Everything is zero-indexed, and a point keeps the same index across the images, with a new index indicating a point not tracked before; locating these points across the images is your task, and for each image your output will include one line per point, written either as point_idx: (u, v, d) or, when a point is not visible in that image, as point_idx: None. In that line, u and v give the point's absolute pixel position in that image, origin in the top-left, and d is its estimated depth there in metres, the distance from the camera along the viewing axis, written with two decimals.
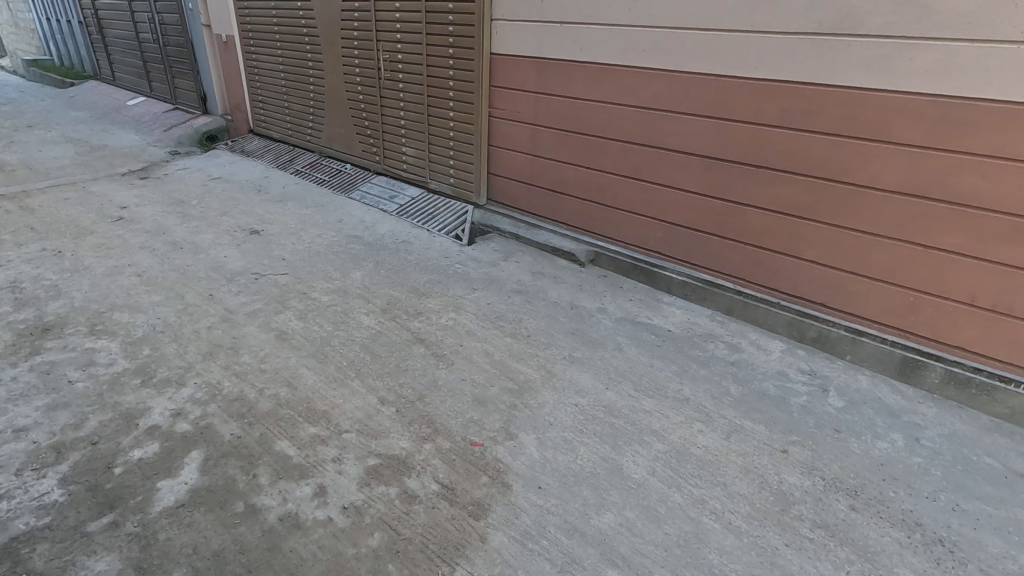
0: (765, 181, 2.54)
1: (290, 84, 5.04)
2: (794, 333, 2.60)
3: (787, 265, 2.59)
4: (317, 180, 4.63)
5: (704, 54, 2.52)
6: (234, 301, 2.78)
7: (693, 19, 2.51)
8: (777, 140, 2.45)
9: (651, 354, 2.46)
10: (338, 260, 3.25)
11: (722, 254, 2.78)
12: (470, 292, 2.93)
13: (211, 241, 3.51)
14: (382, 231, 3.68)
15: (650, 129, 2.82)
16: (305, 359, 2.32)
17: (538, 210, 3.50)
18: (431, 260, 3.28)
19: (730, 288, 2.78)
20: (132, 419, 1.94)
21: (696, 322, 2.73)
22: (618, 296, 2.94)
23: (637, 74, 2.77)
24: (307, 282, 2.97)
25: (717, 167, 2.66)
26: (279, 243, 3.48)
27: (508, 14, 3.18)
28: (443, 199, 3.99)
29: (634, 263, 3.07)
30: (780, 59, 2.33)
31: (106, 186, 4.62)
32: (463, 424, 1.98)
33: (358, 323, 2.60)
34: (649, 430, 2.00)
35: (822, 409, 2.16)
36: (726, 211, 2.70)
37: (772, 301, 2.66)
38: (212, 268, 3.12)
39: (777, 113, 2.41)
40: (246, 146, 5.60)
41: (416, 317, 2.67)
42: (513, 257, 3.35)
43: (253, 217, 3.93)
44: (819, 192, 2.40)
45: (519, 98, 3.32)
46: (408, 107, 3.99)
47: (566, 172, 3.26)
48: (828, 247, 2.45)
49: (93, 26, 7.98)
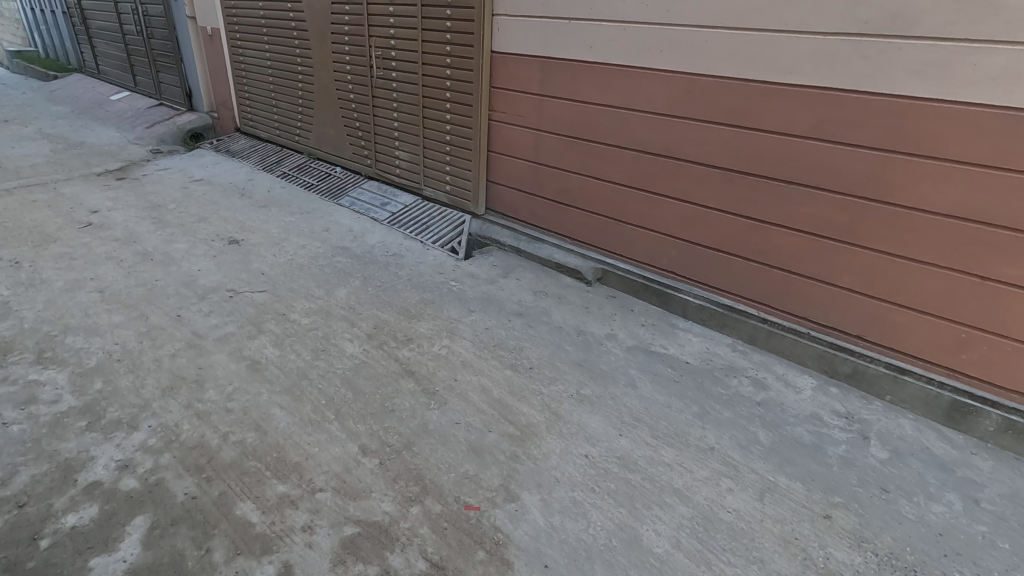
0: (796, 198, 2.26)
1: (278, 81, 4.75)
2: (826, 368, 2.33)
3: (818, 292, 2.32)
4: (304, 183, 4.35)
5: (730, 55, 2.24)
6: (203, 323, 2.50)
7: (717, 16, 2.23)
8: (810, 153, 2.17)
9: (668, 393, 2.20)
10: (322, 275, 2.98)
11: (746, 276, 2.51)
12: (466, 314, 2.66)
13: (184, 252, 3.22)
14: (372, 241, 3.40)
15: (666, 138, 2.54)
16: (277, 397, 2.04)
17: (541, 222, 3.23)
18: (424, 277, 3.00)
19: (754, 314, 2.51)
20: (70, 473, 1.67)
21: (716, 352, 2.47)
22: (629, 321, 2.68)
23: (652, 77, 2.49)
24: (286, 301, 2.70)
25: (741, 181, 2.39)
26: (259, 254, 3.20)
27: (511, 8, 2.90)
28: (438, 208, 3.72)
29: (646, 282, 2.81)
30: (817, 62, 2.06)
31: (78, 187, 4.32)
32: (456, 481, 1.72)
33: (339, 352, 2.33)
34: (671, 488, 1.75)
35: (864, 463, 1.91)
36: (751, 231, 2.43)
37: (800, 331, 2.40)
38: (183, 283, 2.84)
39: (812, 123, 2.13)
40: (232, 146, 5.31)
41: (406, 345, 2.40)
42: (514, 273, 3.08)
43: (233, 224, 3.65)
44: (858, 212, 2.13)
45: (522, 100, 3.05)
46: (401, 107, 3.71)
47: (572, 182, 2.99)
48: (867, 274, 2.18)
49: (78, 19, 7.67)
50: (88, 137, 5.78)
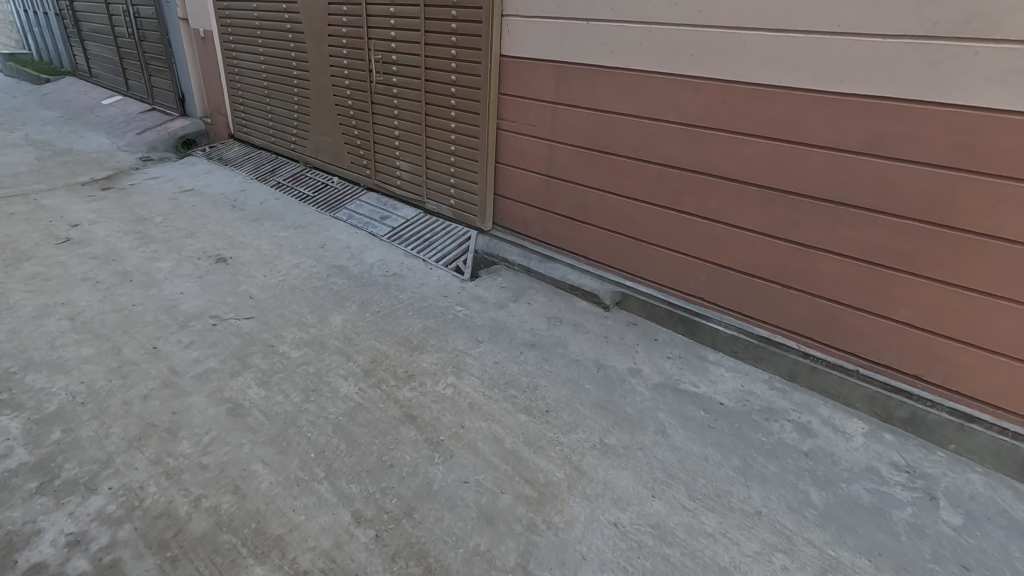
0: (847, 221, 2.01)
1: (273, 87, 4.52)
2: (878, 411, 2.08)
3: (869, 325, 2.07)
4: (299, 194, 4.11)
5: (771, 61, 2.00)
6: (182, 357, 2.25)
7: (757, 17, 1.99)
8: (865, 170, 1.92)
9: (703, 442, 1.94)
10: (316, 299, 2.73)
11: (785, 306, 2.26)
12: (474, 346, 2.40)
13: (168, 272, 2.98)
14: (370, 260, 3.15)
15: (696, 152, 2.30)
16: (260, 450, 1.80)
17: (553, 240, 2.99)
18: (427, 301, 2.75)
19: (794, 348, 2.26)
20: (11, 552, 1.42)
21: (753, 390, 2.22)
22: (653, 352, 2.42)
23: (681, 84, 2.24)
24: (275, 331, 2.45)
25: (782, 201, 2.14)
26: (248, 275, 2.96)
27: (523, 9, 2.66)
28: (441, 223, 3.48)
29: (670, 309, 2.56)
30: (875, 68, 1.80)
31: (60, 199, 4.08)
32: (465, 560, 1.47)
33: (332, 392, 2.08)
34: (716, 567, 1.49)
35: (935, 530, 1.65)
36: (792, 256, 2.18)
37: (847, 368, 2.15)
38: (164, 309, 2.60)
39: (868, 138, 1.88)
40: (225, 153, 5.07)
41: (407, 383, 2.15)
42: (524, 296, 2.83)
43: (222, 239, 3.40)
44: (921, 238, 1.88)
45: (534, 109, 2.80)
46: (402, 114, 3.47)
47: (588, 197, 2.74)
48: (927, 308, 1.93)
49: (70, 20, 7.45)
50: (76, 143, 5.55)
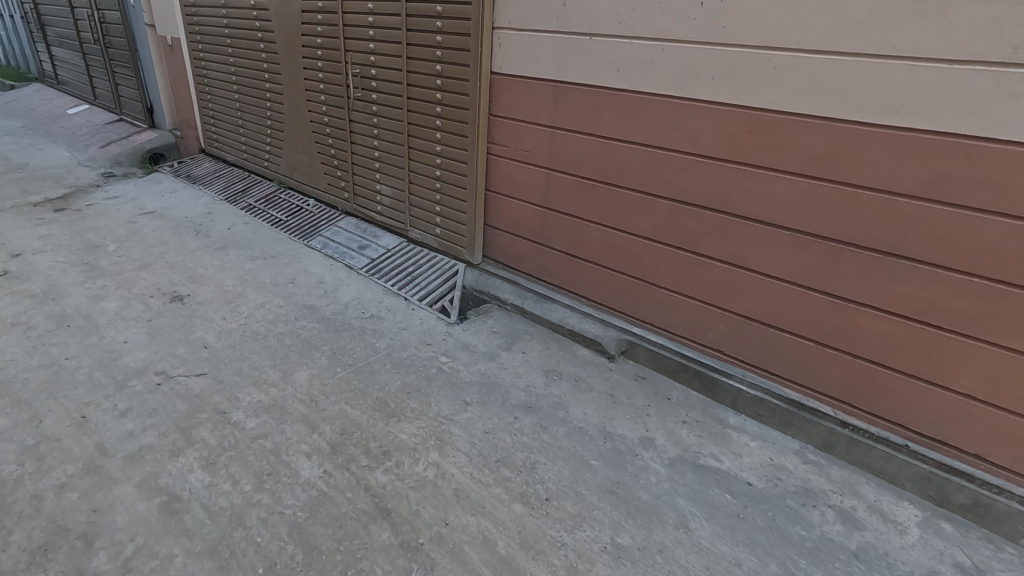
0: (898, 274, 1.72)
1: (244, 100, 4.17)
2: (932, 494, 1.78)
3: (921, 394, 1.78)
4: (271, 218, 3.77)
5: (809, 87, 1.70)
6: (114, 430, 1.90)
7: (793, 35, 1.69)
8: (923, 218, 1.63)
9: (733, 539, 1.63)
10: (280, 349, 2.39)
11: (819, 366, 1.97)
12: (461, 410, 2.07)
13: (113, 314, 2.62)
14: (345, 298, 2.82)
15: (717, 188, 2.00)
16: (196, 565, 1.46)
17: (550, 277, 2.68)
18: (407, 351, 2.42)
19: (829, 415, 1.96)
20: None
21: (784, 465, 1.91)
22: (666, 415, 2.11)
23: (700, 111, 1.94)
24: (230, 392, 2.11)
25: (818, 248, 1.84)
26: (205, 318, 2.61)
27: (517, 21, 2.35)
28: (426, 253, 3.15)
29: (684, 362, 2.25)
30: (939, 99, 1.51)
31: (5, 222, 3.70)
32: None
33: (291, 477, 1.74)
34: None
35: None
36: (829, 311, 1.89)
37: (894, 442, 1.85)
38: (102, 363, 2.24)
39: (927, 179, 1.59)
40: (194, 169, 4.71)
41: (381, 463, 1.82)
42: (518, 343, 2.51)
43: (180, 273, 3.05)
44: (989, 300, 1.59)
45: (528, 132, 2.49)
46: (382, 134, 3.15)
47: (590, 233, 2.44)
48: (995, 379, 1.64)
49: (35, 25, 7.04)
50: (33, 157, 5.15)
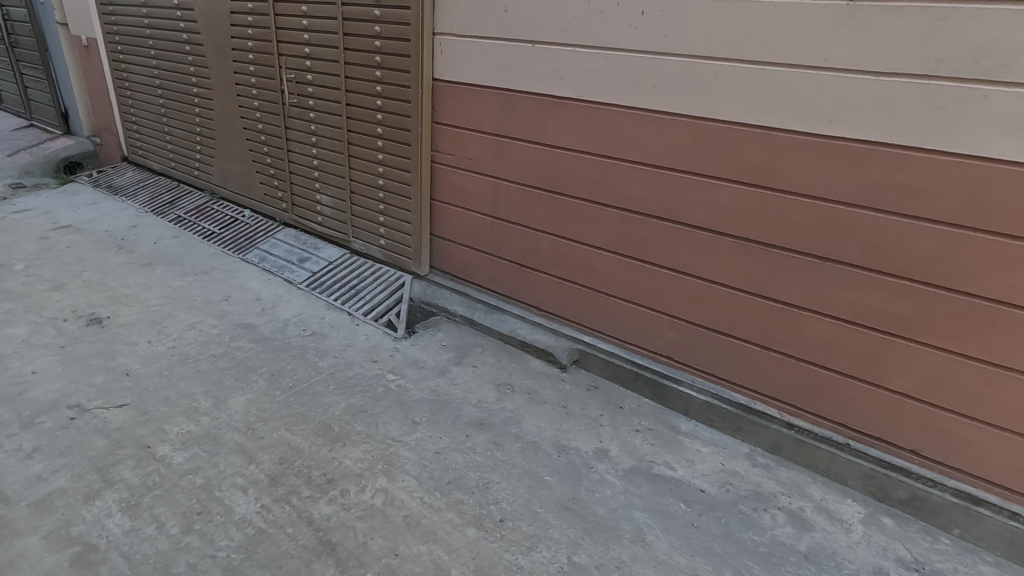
0: (837, 279, 1.77)
1: (171, 105, 3.92)
2: (873, 490, 1.84)
3: (861, 394, 1.84)
4: (203, 231, 3.54)
5: (750, 97, 1.73)
6: (18, 474, 1.70)
7: (732, 46, 1.71)
8: (858, 224, 1.68)
9: (689, 550, 1.62)
10: (213, 373, 2.22)
11: (765, 370, 2.00)
12: (410, 431, 1.98)
13: (20, 341, 2.37)
14: (285, 315, 2.67)
15: (664, 196, 2.00)
16: None
17: (500, 288, 2.62)
18: (352, 369, 2.31)
19: (776, 418, 2.00)
20: None
21: (735, 470, 1.93)
22: (619, 425, 2.10)
23: (644, 119, 1.94)
24: (155, 424, 1.94)
25: (762, 254, 1.88)
26: (128, 341, 2.41)
27: (460, 26, 2.29)
28: (370, 265, 3.03)
29: (635, 370, 2.25)
30: (871, 110, 1.56)
31: None
32: None
33: (225, 515, 1.61)
34: None
35: None
36: (773, 316, 1.92)
37: (837, 442, 1.90)
38: (5, 398, 2.02)
39: (862, 187, 1.64)
40: (115, 179, 4.38)
41: (325, 494, 1.71)
42: (468, 356, 2.44)
43: (99, 292, 2.81)
44: (920, 303, 1.65)
45: (474, 140, 2.44)
46: (321, 141, 3.01)
47: (539, 242, 2.40)
48: (929, 377, 1.71)
49: None
50: None
